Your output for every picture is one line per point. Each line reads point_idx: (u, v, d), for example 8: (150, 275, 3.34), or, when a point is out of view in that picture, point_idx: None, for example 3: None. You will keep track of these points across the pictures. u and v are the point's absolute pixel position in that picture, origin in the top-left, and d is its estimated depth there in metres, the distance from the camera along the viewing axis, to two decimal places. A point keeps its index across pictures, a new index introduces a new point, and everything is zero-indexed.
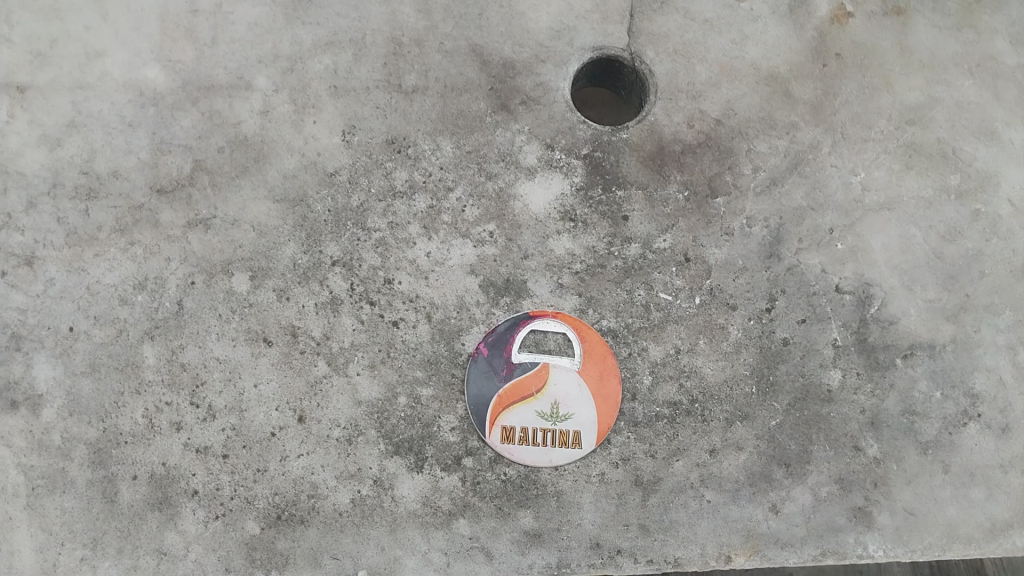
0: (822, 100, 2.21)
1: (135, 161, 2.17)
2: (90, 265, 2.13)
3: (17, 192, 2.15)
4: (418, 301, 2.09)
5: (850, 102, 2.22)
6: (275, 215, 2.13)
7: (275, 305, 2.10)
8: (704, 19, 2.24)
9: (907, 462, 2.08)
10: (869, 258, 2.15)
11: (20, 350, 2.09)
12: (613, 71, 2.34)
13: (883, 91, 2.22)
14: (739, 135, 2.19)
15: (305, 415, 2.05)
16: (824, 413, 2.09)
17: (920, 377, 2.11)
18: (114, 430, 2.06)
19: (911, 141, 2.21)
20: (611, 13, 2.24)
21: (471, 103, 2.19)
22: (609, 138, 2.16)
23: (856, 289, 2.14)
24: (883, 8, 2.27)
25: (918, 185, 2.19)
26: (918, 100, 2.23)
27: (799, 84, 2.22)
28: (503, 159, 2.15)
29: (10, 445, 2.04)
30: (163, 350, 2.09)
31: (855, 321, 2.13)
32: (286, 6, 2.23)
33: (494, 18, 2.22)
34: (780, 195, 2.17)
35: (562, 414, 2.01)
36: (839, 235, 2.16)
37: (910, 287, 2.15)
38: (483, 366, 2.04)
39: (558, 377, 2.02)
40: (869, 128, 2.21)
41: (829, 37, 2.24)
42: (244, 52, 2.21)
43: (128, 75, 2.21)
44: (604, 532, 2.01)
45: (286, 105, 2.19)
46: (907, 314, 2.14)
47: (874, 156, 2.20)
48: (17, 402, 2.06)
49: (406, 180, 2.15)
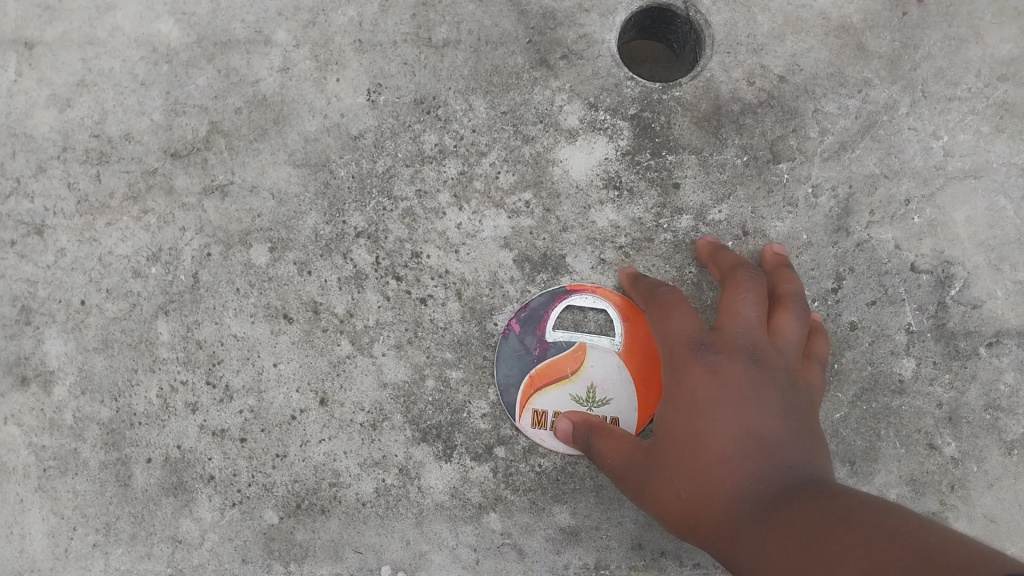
0: (900, 52, 2.08)
1: (147, 124, 2.12)
2: (101, 236, 2.09)
3: (25, 156, 2.13)
4: (447, 277, 2.02)
5: (933, 55, 2.08)
6: (296, 181, 2.07)
7: (297, 280, 2.04)
8: None
9: (988, 464, 1.97)
10: (951, 233, 2.03)
11: (30, 325, 2.09)
12: (664, 21, 2.23)
13: (972, 43, 2.08)
14: (804, 93, 2.06)
15: (327, 398, 2.01)
16: (894, 406, 1.97)
17: (1006, 368, 1.99)
18: (128, 409, 2.04)
19: (1004, 100, 2.07)
20: None
21: (508, 59, 2.09)
22: (660, 97, 2.05)
23: (935, 268, 2.01)
24: None
25: (1009, 150, 2.06)
26: (1013, 53, 2.08)
27: (875, 35, 2.09)
28: (542, 121, 2.06)
29: (20, 424, 2.06)
30: (178, 326, 2.05)
31: (932, 303, 2.00)
32: None
33: None
34: (850, 161, 2.04)
35: (598, 398, 1.95)
36: (916, 207, 2.03)
37: (997, 266, 2.02)
38: (515, 344, 1.98)
39: (595, 359, 1.96)
40: (955, 85, 2.07)
41: None
42: (263, 4, 2.14)
43: (140, 29, 2.16)
44: (646, 532, 1.94)
45: (307, 62, 2.12)
46: (993, 296, 2.01)
47: (960, 118, 2.06)
48: (28, 379, 2.07)
49: (436, 144, 2.07)
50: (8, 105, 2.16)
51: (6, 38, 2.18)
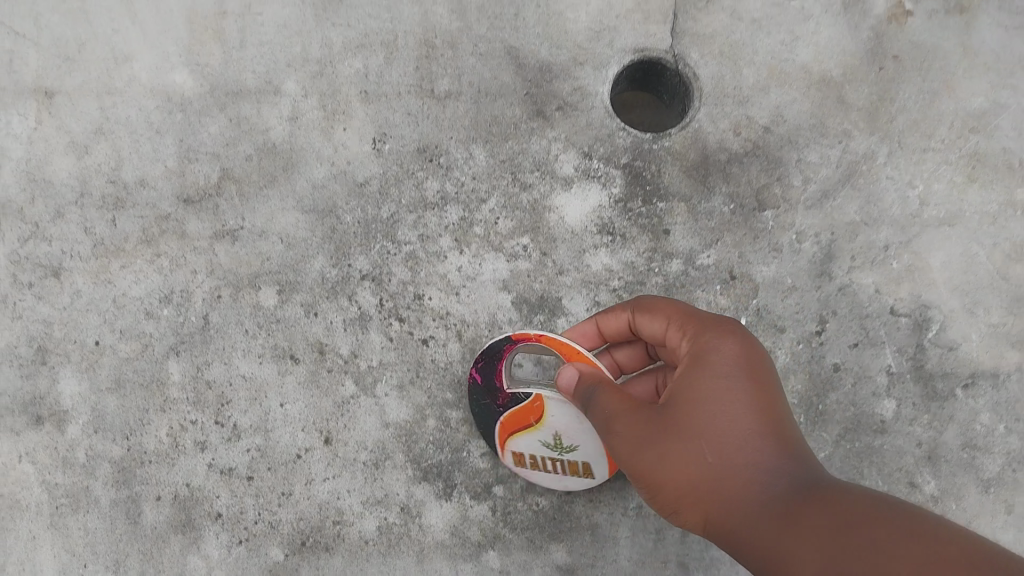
0: (878, 105, 2.15)
1: (161, 170, 2.17)
2: (116, 278, 2.13)
3: (44, 201, 2.17)
4: (447, 319, 2.06)
5: (908, 108, 2.15)
6: (303, 227, 2.12)
7: (304, 321, 2.08)
8: (752, 18, 2.19)
9: (966, 502, 1.97)
10: (927, 278, 2.07)
11: (45, 365, 2.11)
12: (655, 74, 2.29)
13: (944, 96, 2.15)
14: (788, 143, 2.12)
15: (331, 437, 2.03)
16: (876, 445, 1.99)
17: (982, 408, 2.02)
18: (139, 448, 2.06)
19: (975, 150, 2.13)
20: (653, 12, 2.19)
21: (506, 109, 2.15)
22: (651, 146, 2.12)
23: (913, 311, 2.05)
24: (945, 7, 2.20)
25: (981, 199, 2.11)
26: (984, 106, 2.15)
27: (854, 88, 2.15)
28: (538, 169, 2.11)
29: (33, 461, 2.07)
30: (188, 366, 2.08)
31: (911, 346, 2.04)
32: (317, 6, 2.22)
33: (530, 20, 2.18)
34: (832, 209, 2.09)
35: (565, 446, 1.87)
36: (895, 253, 2.08)
37: (971, 310, 2.06)
38: (476, 393, 1.93)
39: (554, 410, 1.84)
40: (929, 136, 2.13)
41: (886, 38, 2.18)
42: (273, 56, 2.21)
43: (157, 79, 2.22)
44: (640, 569, 1.96)
45: (315, 111, 2.17)
46: (968, 339, 2.05)
47: (934, 168, 2.12)
48: (42, 418, 2.09)
49: (438, 190, 2.12)
50: (28, 151, 2.20)
51: (27, 86, 2.22)
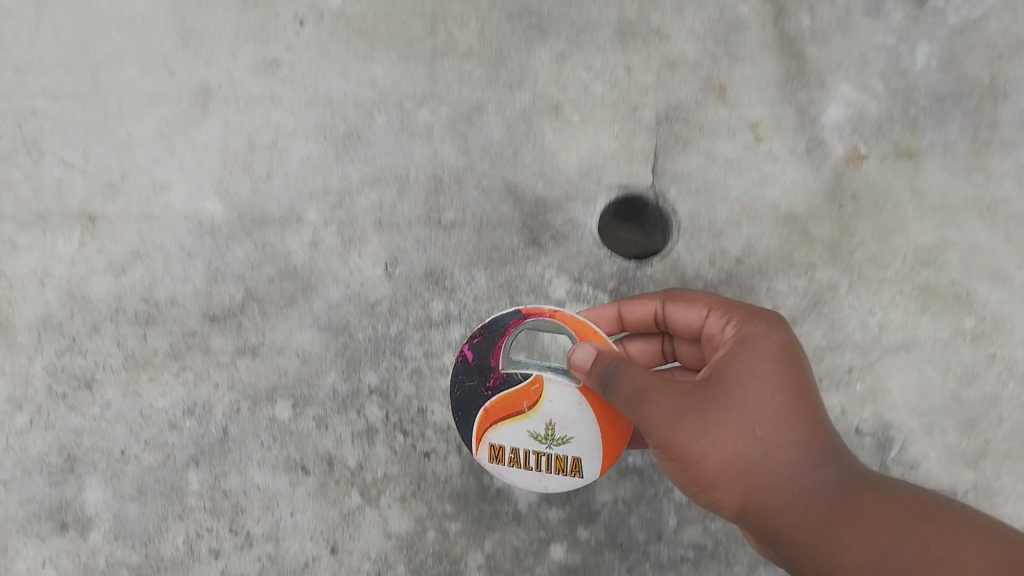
0: (839, 240, 2.29)
1: (190, 290, 2.25)
2: (144, 390, 2.19)
3: (82, 317, 2.23)
4: (447, 432, 2.15)
5: (866, 242, 2.29)
6: (319, 344, 2.21)
7: (315, 434, 2.15)
8: (726, 158, 2.35)
9: None
10: (888, 400, 2.18)
11: (74, 473, 2.14)
12: (637, 210, 2.44)
13: (897, 233, 2.30)
14: (759, 274, 2.26)
15: (337, 547, 2.08)
16: None
17: None
18: (156, 555, 2.09)
19: (926, 283, 2.27)
20: (637, 152, 2.36)
21: (505, 238, 2.28)
22: (635, 273, 2.26)
23: (876, 431, 2.16)
24: (897, 151, 2.37)
25: (934, 327, 2.24)
26: (933, 242, 2.30)
27: (818, 224, 2.30)
28: (533, 292, 2.24)
29: (57, 567, 2.08)
30: (207, 476, 2.13)
31: (875, 463, 2.14)
32: (338, 143, 2.34)
33: (528, 158, 2.34)
34: (801, 334, 2.21)
35: (556, 437, 1.91)
36: (858, 374, 2.19)
37: (929, 431, 2.17)
38: (470, 381, 1.98)
39: (552, 395, 1.90)
40: (885, 268, 2.27)
41: (846, 178, 2.34)
42: (298, 186, 2.32)
43: (190, 206, 2.31)
44: None
45: (334, 238, 2.28)
46: (927, 458, 2.15)
47: (890, 299, 2.25)
48: (67, 524, 2.11)
49: (443, 311, 2.23)
50: (68, 272, 2.26)
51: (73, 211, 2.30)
